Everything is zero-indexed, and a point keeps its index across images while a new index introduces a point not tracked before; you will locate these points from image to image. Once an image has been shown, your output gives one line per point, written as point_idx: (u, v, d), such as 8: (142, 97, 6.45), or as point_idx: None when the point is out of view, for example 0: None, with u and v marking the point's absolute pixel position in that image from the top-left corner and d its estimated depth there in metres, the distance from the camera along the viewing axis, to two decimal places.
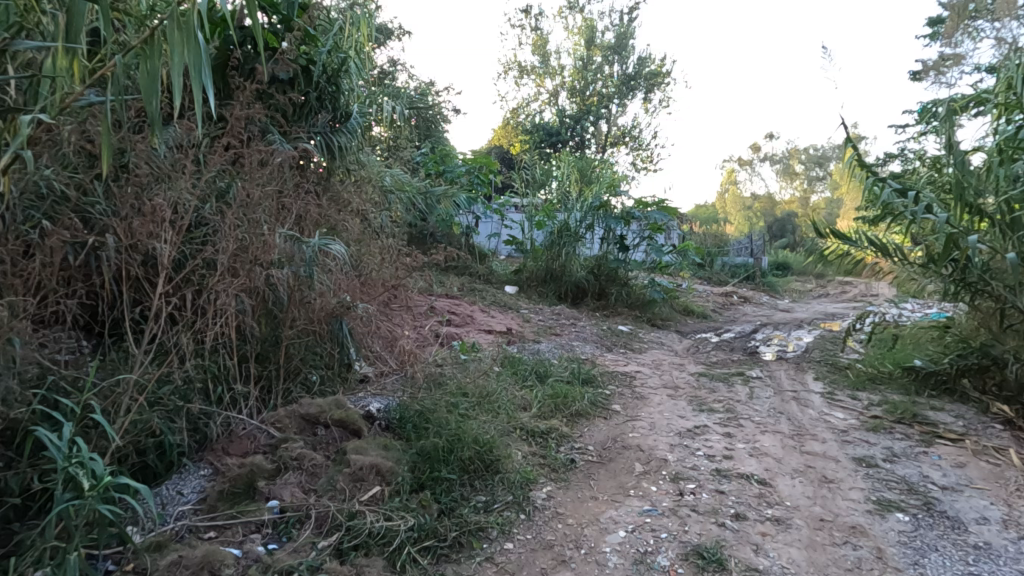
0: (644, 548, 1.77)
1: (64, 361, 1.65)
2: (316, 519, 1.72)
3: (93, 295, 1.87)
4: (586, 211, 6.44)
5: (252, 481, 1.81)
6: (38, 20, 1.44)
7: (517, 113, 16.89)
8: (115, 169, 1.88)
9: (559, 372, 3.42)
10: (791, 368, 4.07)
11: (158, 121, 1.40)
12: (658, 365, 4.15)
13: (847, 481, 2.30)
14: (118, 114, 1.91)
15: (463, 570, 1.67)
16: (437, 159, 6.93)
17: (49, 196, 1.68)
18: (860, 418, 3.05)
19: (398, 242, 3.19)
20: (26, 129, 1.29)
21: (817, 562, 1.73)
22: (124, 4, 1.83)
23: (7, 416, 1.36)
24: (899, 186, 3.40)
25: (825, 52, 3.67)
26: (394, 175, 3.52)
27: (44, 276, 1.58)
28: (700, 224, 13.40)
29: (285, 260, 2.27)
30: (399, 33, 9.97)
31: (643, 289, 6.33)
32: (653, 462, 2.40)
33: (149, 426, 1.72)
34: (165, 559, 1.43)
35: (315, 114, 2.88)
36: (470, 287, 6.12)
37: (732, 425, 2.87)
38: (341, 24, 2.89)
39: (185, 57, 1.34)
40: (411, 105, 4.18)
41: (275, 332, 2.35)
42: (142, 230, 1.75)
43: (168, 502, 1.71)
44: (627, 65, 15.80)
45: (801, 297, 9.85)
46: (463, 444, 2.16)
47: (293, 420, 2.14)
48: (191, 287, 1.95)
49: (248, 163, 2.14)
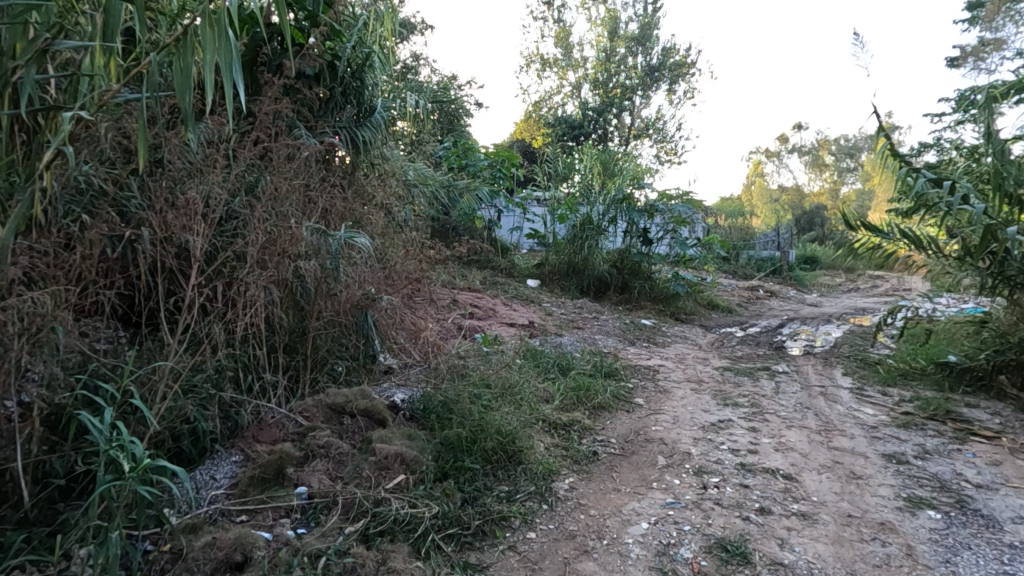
0: (667, 540, 1.77)
1: (103, 350, 1.71)
2: (343, 506, 1.76)
3: (130, 286, 1.93)
4: (608, 204, 6.39)
5: (281, 468, 1.86)
6: (77, 20, 1.49)
7: (540, 106, 16.79)
8: (150, 164, 1.94)
9: (582, 365, 3.43)
10: (819, 363, 4.00)
11: (192, 117, 1.44)
12: (682, 359, 4.12)
13: (876, 477, 2.26)
14: (152, 111, 1.97)
15: (486, 558, 1.69)
16: (460, 153, 6.96)
17: (88, 190, 1.73)
18: (890, 415, 2.97)
19: (422, 236, 3.23)
20: (67, 126, 1.35)
21: (844, 558, 1.70)
22: (156, 3, 1.88)
23: (52, 400, 1.44)
24: (934, 176, 3.30)
25: (857, 38, 3.57)
26: (417, 170, 3.55)
27: (84, 267, 1.63)
28: (726, 218, 13.18)
29: (312, 253, 2.29)
30: (422, 27, 10.02)
31: (666, 283, 6.27)
32: (677, 455, 2.40)
33: (183, 412, 1.78)
34: (200, 540, 1.48)
35: (340, 109, 2.92)
36: (492, 281, 6.14)
37: (758, 420, 2.84)
38: (365, 19, 2.93)
39: (216, 55, 1.36)
40: (434, 98, 4.21)
41: (301, 324, 2.40)
42: (176, 223, 1.80)
43: (201, 486, 1.75)
44: (651, 56, 15.59)
45: (830, 292, 9.61)
46: (486, 435, 2.19)
47: (320, 409, 2.19)
48: (222, 279, 2.01)
49: (276, 157, 2.19)
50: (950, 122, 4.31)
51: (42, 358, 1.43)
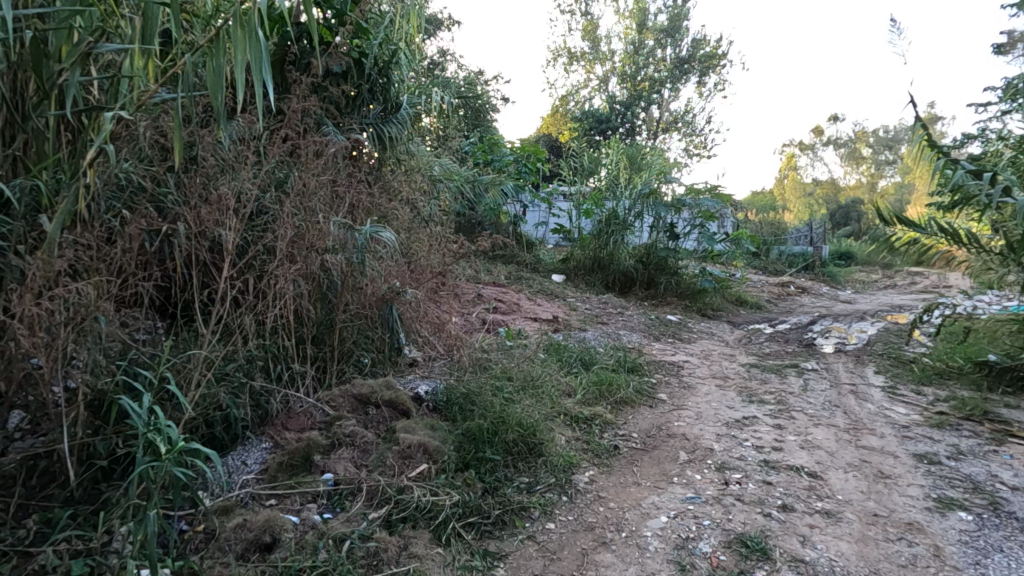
0: (685, 534, 1.78)
1: (141, 340, 1.79)
2: (367, 493, 1.81)
3: (167, 279, 2.03)
4: (635, 199, 6.30)
5: (308, 455, 1.92)
6: (118, 23, 1.55)
7: (567, 101, 16.74)
8: (186, 161, 2.02)
9: (605, 359, 3.42)
10: (850, 361, 3.90)
11: (225, 116, 1.49)
12: (708, 355, 4.08)
13: (905, 477, 2.21)
14: (187, 110, 2.05)
15: (505, 547, 1.72)
16: (485, 149, 7.01)
17: (127, 187, 1.81)
18: (923, 414, 2.90)
19: (446, 231, 3.27)
20: (108, 126, 1.41)
21: (867, 557, 1.67)
22: (191, 6, 1.96)
23: (95, 386, 1.52)
24: (974, 167, 3.18)
25: (894, 24, 3.45)
26: (443, 165, 3.59)
27: (124, 261, 1.70)
28: (757, 212, 12.91)
29: (339, 247, 2.35)
30: (450, 23, 10.15)
31: (693, 279, 6.20)
32: (698, 451, 2.38)
33: (216, 399, 1.85)
34: (231, 521, 1.55)
35: (366, 105, 2.97)
36: (517, 276, 6.16)
37: (784, 417, 2.80)
38: (392, 17, 3.01)
39: (247, 55, 1.41)
40: (460, 94, 4.25)
41: (329, 316, 2.45)
42: (209, 218, 1.87)
43: (233, 471, 1.82)
44: (680, 48, 15.36)
45: (864, 289, 9.29)
46: (507, 427, 2.21)
47: (346, 400, 2.26)
48: (253, 272, 2.08)
49: (304, 154, 2.25)
50: (997, 111, 4.11)
51: (87, 346, 1.51)
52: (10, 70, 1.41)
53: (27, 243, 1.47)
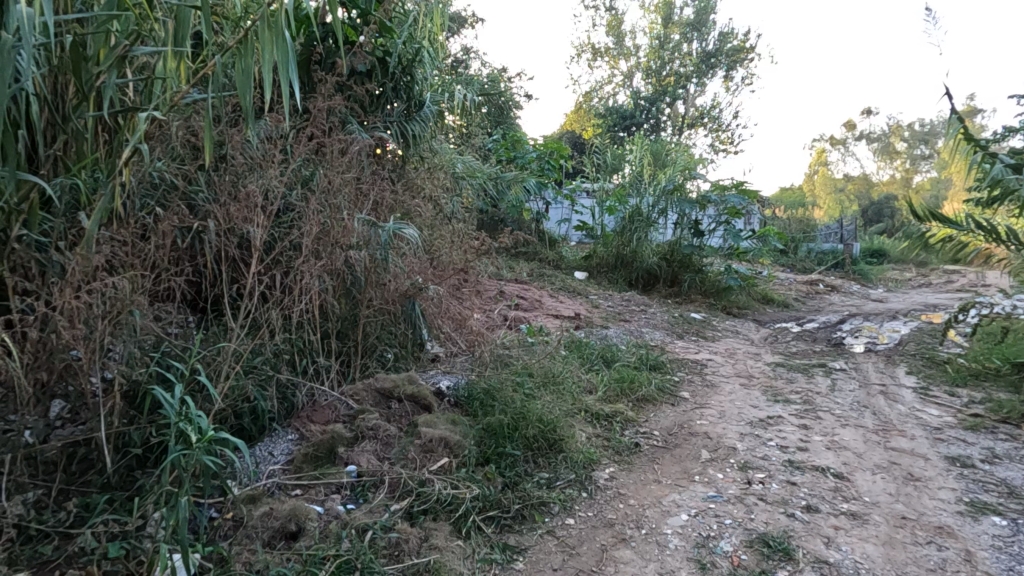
0: (707, 533, 1.76)
1: (174, 333, 1.85)
2: (389, 484, 1.84)
3: (198, 274, 2.09)
4: (659, 194, 6.19)
5: (333, 447, 1.96)
6: (152, 26, 1.60)
7: (591, 97, 16.65)
8: (216, 160, 2.08)
9: (626, 356, 3.41)
10: (880, 361, 3.81)
11: (254, 115, 1.53)
12: (732, 354, 4.02)
13: (937, 480, 2.15)
14: (217, 111, 2.11)
15: (524, 541, 1.73)
16: (508, 146, 7.05)
17: (161, 185, 1.87)
18: (957, 416, 2.81)
19: (468, 228, 3.29)
20: (142, 125, 1.46)
21: (895, 560, 1.64)
22: (221, 9, 2.01)
23: (131, 377, 1.57)
24: (1014, 161, 3.08)
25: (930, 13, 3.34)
26: (465, 162, 3.62)
27: (158, 256, 1.76)
28: (786, 209, 12.68)
29: (363, 243, 2.38)
30: (473, 20, 10.22)
31: (718, 276, 6.10)
32: (721, 450, 2.36)
33: (245, 391, 1.91)
34: (259, 509, 1.59)
35: (390, 103, 3.01)
36: (539, 273, 6.16)
37: (810, 417, 2.75)
38: (415, 16, 3.02)
39: (274, 54, 1.44)
40: (483, 91, 4.27)
41: (353, 312, 2.49)
42: (238, 215, 1.92)
43: (261, 461, 1.87)
44: (706, 42, 15.12)
45: (898, 288, 8.99)
46: (527, 422, 2.22)
47: (369, 394, 2.30)
48: (280, 267, 2.13)
49: (330, 152, 2.29)
50: None
51: (123, 338, 1.57)
52: (52, 73, 1.48)
53: (67, 240, 1.53)
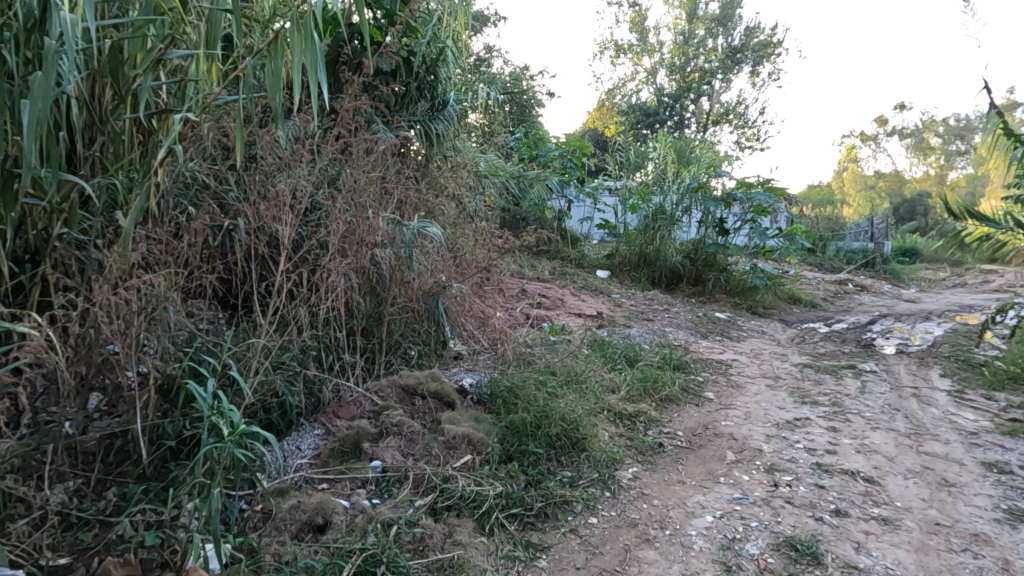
0: (732, 535, 1.74)
1: (206, 329, 1.90)
2: (413, 480, 1.87)
3: (229, 272, 2.14)
4: (682, 193, 6.15)
5: (358, 442, 1.99)
6: (185, 30, 1.64)
7: (613, 95, 16.53)
8: (246, 159, 2.12)
9: (650, 356, 3.38)
10: (913, 363, 3.70)
11: (283, 116, 1.55)
12: (758, 354, 3.95)
13: (972, 486, 2.09)
14: (247, 111, 2.16)
15: (548, 539, 1.74)
16: (531, 144, 7.05)
17: (194, 184, 1.92)
18: (994, 421, 2.72)
19: (491, 226, 3.30)
20: (176, 127, 1.51)
21: (928, 567, 1.60)
22: (251, 11, 2.06)
23: (165, 371, 1.62)
24: None
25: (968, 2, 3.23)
26: (488, 161, 3.63)
27: (191, 253, 1.80)
28: (814, 207, 12.41)
29: (388, 242, 2.41)
30: (496, 19, 10.24)
31: (743, 276, 6.00)
32: (747, 451, 2.33)
33: (273, 386, 1.94)
34: (287, 502, 1.63)
35: (415, 103, 3.04)
36: (561, 271, 6.15)
37: (839, 419, 2.69)
38: (440, 15, 3.04)
39: (304, 56, 1.46)
40: (506, 89, 4.28)
41: (378, 309, 2.52)
42: (267, 214, 1.95)
43: (289, 455, 1.91)
44: (732, 37, 14.88)
45: (932, 288, 8.71)
46: (550, 421, 2.22)
47: (394, 390, 2.33)
48: (307, 266, 2.16)
49: (356, 151, 2.31)
50: None
51: (157, 334, 1.61)
52: (91, 76, 1.53)
53: (105, 237, 1.58)
